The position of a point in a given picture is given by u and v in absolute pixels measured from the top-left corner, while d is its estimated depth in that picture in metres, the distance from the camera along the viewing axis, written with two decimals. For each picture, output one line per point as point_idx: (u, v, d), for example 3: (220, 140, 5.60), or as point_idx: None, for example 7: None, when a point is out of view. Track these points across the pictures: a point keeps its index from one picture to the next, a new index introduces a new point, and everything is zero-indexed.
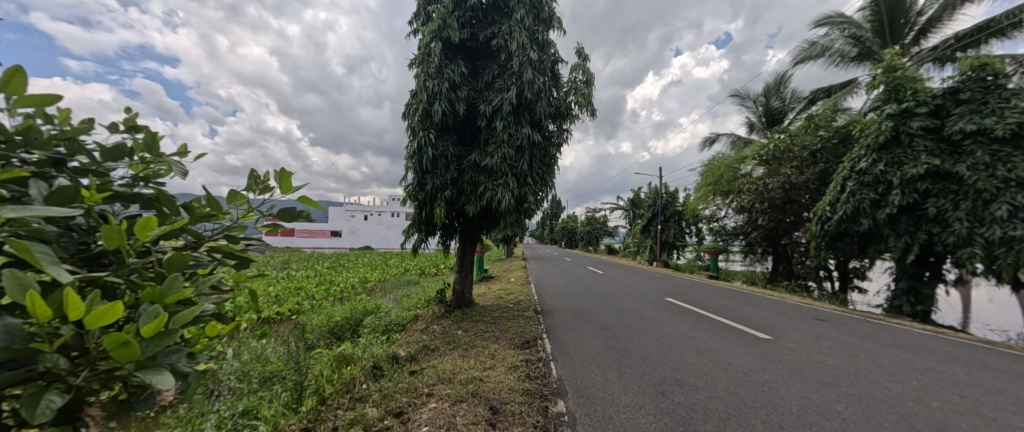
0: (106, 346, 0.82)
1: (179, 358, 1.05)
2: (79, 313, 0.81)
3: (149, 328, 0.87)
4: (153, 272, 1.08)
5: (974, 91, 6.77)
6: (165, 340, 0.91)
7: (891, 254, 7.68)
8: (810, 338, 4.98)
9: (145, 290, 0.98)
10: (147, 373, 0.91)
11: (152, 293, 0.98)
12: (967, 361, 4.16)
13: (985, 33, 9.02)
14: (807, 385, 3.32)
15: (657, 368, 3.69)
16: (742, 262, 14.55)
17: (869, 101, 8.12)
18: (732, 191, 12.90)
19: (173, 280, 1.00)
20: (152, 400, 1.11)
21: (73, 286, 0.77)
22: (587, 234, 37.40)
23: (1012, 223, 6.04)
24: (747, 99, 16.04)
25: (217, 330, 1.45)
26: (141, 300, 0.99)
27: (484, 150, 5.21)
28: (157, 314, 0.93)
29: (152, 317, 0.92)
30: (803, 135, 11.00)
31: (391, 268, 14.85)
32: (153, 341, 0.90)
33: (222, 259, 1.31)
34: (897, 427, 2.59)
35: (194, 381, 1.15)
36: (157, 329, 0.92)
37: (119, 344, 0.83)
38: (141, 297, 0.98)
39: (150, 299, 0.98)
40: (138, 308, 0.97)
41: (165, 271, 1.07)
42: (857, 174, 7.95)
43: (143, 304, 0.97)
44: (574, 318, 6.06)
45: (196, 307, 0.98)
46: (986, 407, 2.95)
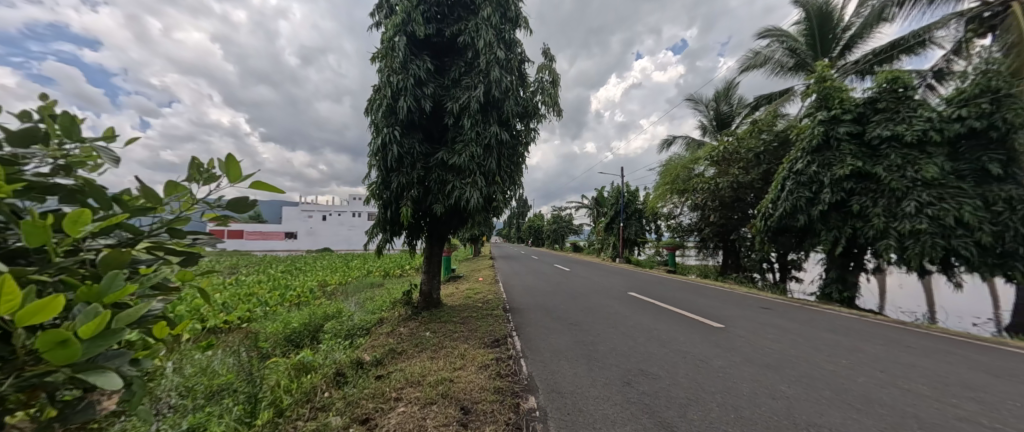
0: (40, 347, 0.73)
1: (124, 362, 0.94)
2: (8, 308, 0.71)
3: (88, 328, 0.78)
4: (87, 271, 0.96)
5: (889, 101, 7.66)
6: (110, 339, 0.82)
7: (823, 247, 8.50)
8: (757, 325, 5.37)
9: (80, 289, 0.88)
10: (88, 376, 0.80)
11: (88, 293, 0.88)
12: (886, 340, 4.70)
13: (897, 50, 10.13)
14: (757, 368, 3.60)
15: (621, 360, 3.81)
16: (697, 257, 15.43)
17: (804, 108, 8.90)
18: (687, 190, 13.67)
19: (113, 277, 0.91)
20: (92, 408, 0.99)
21: (3, 278, 0.68)
22: (553, 232, 38.08)
23: (919, 218, 6.87)
24: (700, 104, 17.04)
25: (163, 333, 1.33)
26: (75, 301, 0.89)
27: (451, 148, 5.14)
28: (97, 313, 0.83)
29: (90, 316, 0.82)
30: (749, 138, 11.87)
31: (351, 271, 14.20)
32: (94, 341, 0.80)
33: (169, 257, 1.20)
34: (831, 401, 2.87)
35: (141, 389, 1.05)
36: (99, 328, 0.82)
37: (56, 344, 0.73)
38: (75, 297, 0.88)
39: (86, 299, 0.88)
40: (72, 309, 0.86)
41: (102, 270, 0.96)
42: (795, 174, 8.70)
43: (79, 303, 0.87)
44: (542, 315, 6.13)
45: (144, 304, 0.89)
46: (902, 379, 3.35)
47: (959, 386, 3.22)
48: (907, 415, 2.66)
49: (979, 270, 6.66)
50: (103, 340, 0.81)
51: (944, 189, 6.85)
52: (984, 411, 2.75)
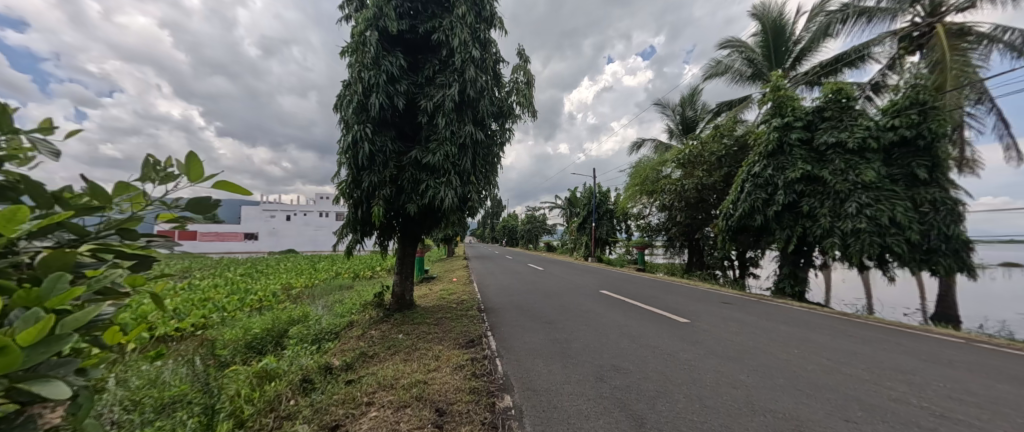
0: None
1: (70, 371, 0.86)
2: None
3: (28, 334, 0.70)
4: (22, 275, 0.87)
5: (834, 111, 8.30)
6: (57, 344, 0.74)
7: (778, 245, 9.08)
8: (720, 319, 5.65)
9: (17, 293, 0.79)
10: (28, 387, 0.72)
11: (27, 297, 0.80)
12: (833, 331, 5.10)
13: (841, 63, 10.93)
14: (720, 359, 3.79)
15: (594, 357, 3.90)
16: (664, 255, 16.00)
17: (761, 115, 9.47)
18: (655, 191, 14.18)
19: (57, 279, 0.83)
20: (30, 425, 0.90)
21: None
22: (527, 232, 38.30)
23: (860, 218, 7.49)
24: (667, 109, 17.71)
25: (111, 342, 1.22)
26: (10, 307, 0.80)
27: (424, 146, 5.05)
28: (39, 319, 0.75)
29: (30, 321, 0.74)
30: (712, 142, 12.48)
31: (318, 273, 13.65)
32: (38, 347, 0.72)
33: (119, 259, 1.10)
34: (786, 388, 3.07)
35: (89, 401, 0.97)
36: (42, 333, 0.74)
37: None
38: (10, 303, 0.79)
39: (24, 304, 0.80)
40: (5, 316, 0.78)
41: (42, 273, 0.87)
42: (753, 177, 9.24)
43: (15, 310, 0.79)
44: (517, 314, 6.16)
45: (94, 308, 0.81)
46: (846, 365, 3.65)
47: (894, 370, 3.55)
48: (850, 397, 2.90)
49: (908, 265, 7.33)
50: (48, 346, 0.74)
51: (882, 192, 7.50)
52: (916, 392, 3.03)
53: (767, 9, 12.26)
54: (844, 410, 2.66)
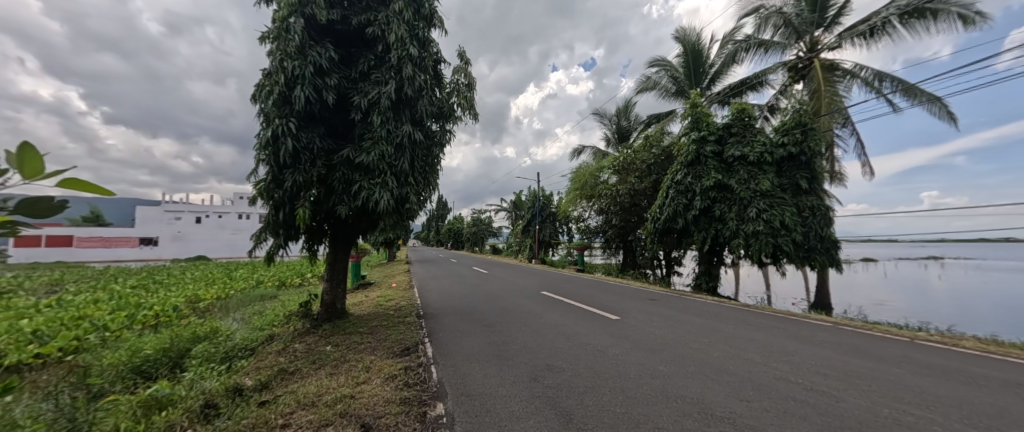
0: None
1: None
2: None
3: None
4: None
5: (739, 128, 9.48)
6: None
7: (696, 245, 10.08)
8: (647, 315, 6.09)
9: None
10: None
11: None
12: (738, 321, 5.77)
13: (745, 86, 12.47)
14: (643, 352, 4.09)
15: (529, 357, 3.96)
16: (602, 256, 16.86)
17: (682, 128, 10.46)
18: (594, 195, 14.95)
19: None
20: None
21: None
22: (472, 235, 38.05)
23: (759, 221, 8.60)
24: (604, 118, 18.80)
25: None
26: None
27: (357, 144, 4.78)
28: None
29: None
30: (642, 151, 13.50)
31: (236, 282, 12.20)
32: None
33: None
34: (695, 375, 3.41)
35: None
36: None
37: None
38: None
39: None
40: None
41: None
42: (675, 184, 10.18)
43: None
44: (457, 318, 6.07)
45: None
46: (745, 351, 4.15)
47: (781, 352, 4.11)
48: (746, 379, 3.30)
49: (794, 262, 8.54)
50: None
51: (776, 200, 8.69)
52: (797, 371, 3.53)
53: (687, 33, 13.61)
54: (741, 391, 3.01)
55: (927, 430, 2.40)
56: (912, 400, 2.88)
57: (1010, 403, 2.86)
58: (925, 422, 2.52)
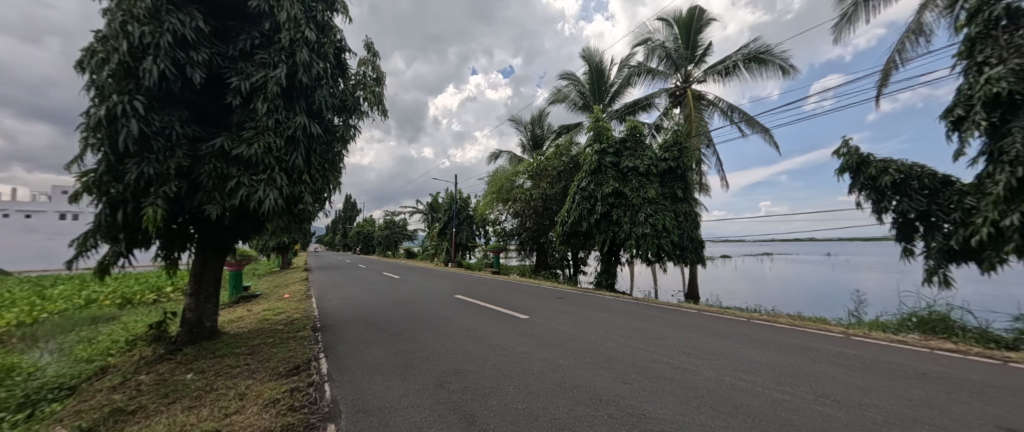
0: None
1: None
2: None
3: None
4: None
5: (631, 143, 10.73)
6: None
7: (598, 246, 11.03)
8: (553, 313, 6.46)
9: None
10: None
11: None
12: (630, 313, 6.47)
13: (637, 106, 14.15)
14: (546, 348, 4.32)
15: (432, 364, 3.84)
16: (517, 258, 17.32)
17: (587, 139, 11.39)
18: (510, 199, 15.38)
19: None
20: None
21: None
22: (384, 238, 35.82)
23: (646, 224, 9.76)
24: (520, 125, 19.49)
25: None
26: None
27: (235, 134, 4.10)
28: None
29: None
30: (553, 158, 14.32)
31: (55, 301, 9.45)
32: None
33: None
34: (590, 365, 3.70)
35: None
36: None
37: None
38: None
39: None
40: None
41: None
42: (581, 190, 11.04)
43: None
44: (360, 328, 5.63)
45: None
46: (632, 340, 4.66)
47: (661, 338, 4.73)
48: (631, 364, 3.70)
49: (674, 260, 9.89)
50: None
51: (660, 206, 10.00)
52: (670, 353, 4.07)
53: (592, 54, 14.95)
54: (625, 376, 3.36)
55: (753, 390, 2.99)
56: (747, 369, 3.54)
57: (806, 363, 3.73)
58: (752, 384, 3.14)
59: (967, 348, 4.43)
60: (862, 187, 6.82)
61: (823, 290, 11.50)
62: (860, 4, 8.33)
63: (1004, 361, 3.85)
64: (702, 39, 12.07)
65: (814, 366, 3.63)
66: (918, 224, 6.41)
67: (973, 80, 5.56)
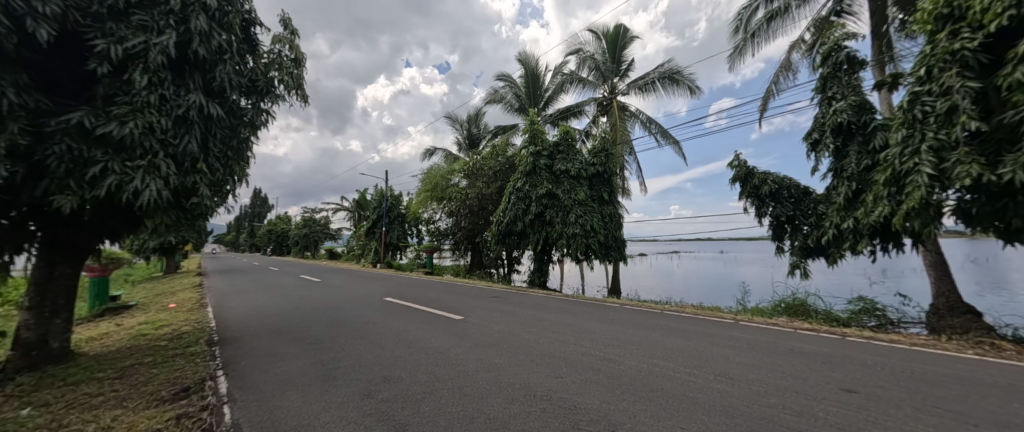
0: None
1: None
2: None
3: None
4: None
5: (563, 147, 11.21)
6: None
7: (532, 246, 11.31)
8: (487, 312, 6.47)
9: None
10: None
11: None
12: (561, 310, 6.75)
13: (569, 113, 14.84)
14: (481, 348, 4.31)
15: (357, 374, 3.57)
16: (452, 258, 17.01)
17: (523, 141, 11.63)
18: (444, 198, 15.12)
19: None
20: None
21: None
22: (303, 238, 32.70)
23: (576, 225, 10.26)
24: (455, 123, 19.22)
25: None
26: None
27: (100, 109, 3.34)
28: None
29: None
30: (490, 158, 14.36)
31: None
32: None
33: None
34: (524, 362, 3.78)
35: None
36: None
37: None
38: None
39: None
40: None
41: None
42: (517, 191, 11.24)
43: None
44: (269, 339, 5.06)
45: None
46: (562, 335, 4.86)
47: (589, 332, 5.00)
48: (563, 359, 3.85)
49: (600, 259, 10.55)
50: None
51: (589, 207, 10.59)
52: (597, 346, 4.33)
53: (528, 58, 15.33)
54: (557, 370, 3.48)
55: (667, 375, 3.30)
56: (663, 356, 3.90)
57: (708, 347, 4.23)
58: (667, 369, 3.47)
59: (820, 327, 5.40)
60: (748, 195, 7.96)
61: (720, 283, 13.22)
62: (749, 40, 9.73)
63: (844, 335, 4.77)
64: (627, 55, 13.09)
65: (715, 349, 4.14)
66: (788, 228, 7.64)
67: (823, 111, 6.85)
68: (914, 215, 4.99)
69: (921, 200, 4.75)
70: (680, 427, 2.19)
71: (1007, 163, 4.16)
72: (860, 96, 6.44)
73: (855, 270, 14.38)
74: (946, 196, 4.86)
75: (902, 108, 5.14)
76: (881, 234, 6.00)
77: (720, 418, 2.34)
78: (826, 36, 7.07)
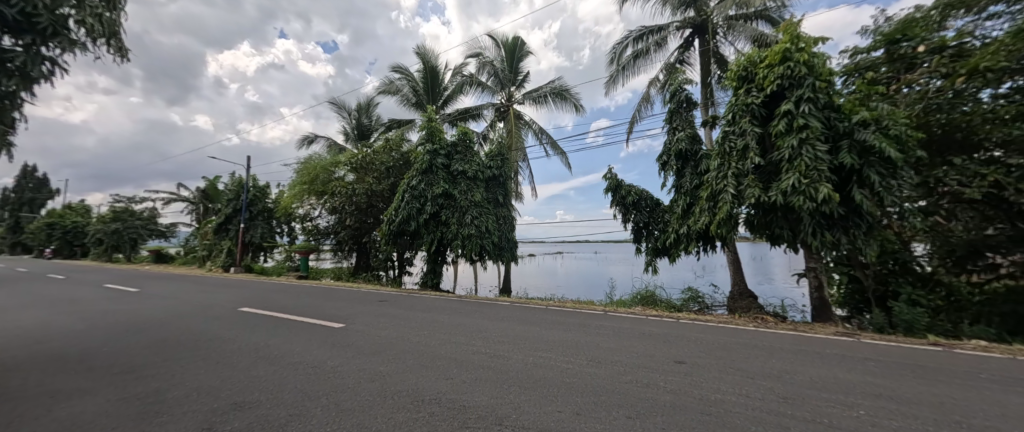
0: None
1: None
2: None
3: None
4: None
5: (462, 148, 11.22)
6: None
7: (425, 247, 10.99)
8: (371, 318, 6.04)
9: None
10: None
11: None
12: (452, 311, 6.74)
13: (468, 114, 14.94)
14: (363, 357, 3.99)
15: (197, 400, 2.91)
16: (332, 259, 15.30)
17: (419, 138, 11.26)
18: (326, 192, 13.69)
19: None
20: None
21: None
22: (119, 236, 25.42)
23: (471, 225, 10.34)
24: (342, 110, 17.53)
25: None
26: None
27: None
28: None
29: None
30: (382, 152, 13.46)
31: None
32: None
33: None
34: (412, 368, 3.62)
35: None
36: None
37: None
38: None
39: None
40: None
41: None
42: (411, 189, 10.81)
43: None
44: (51, 372, 3.75)
45: None
46: (452, 336, 4.84)
47: (478, 331, 5.11)
48: (452, 359, 3.85)
49: (494, 259, 10.83)
50: None
51: (484, 209, 10.79)
52: (485, 344, 4.45)
53: (427, 53, 14.93)
54: (446, 372, 3.45)
55: (548, 364, 3.59)
56: (545, 347, 4.23)
57: (580, 336, 4.74)
58: (547, 359, 3.77)
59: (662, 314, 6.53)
60: (616, 204, 9.19)
61: (594, 279, 15.01)
62: (620, 71, 11.22)
63: (678, 319, 5.89)
64: (523, 66, 13.81)
65: (587, 337, 4.66)
66: (643, 233, 9.06)
67: (670, 138, 8.34)
68: (722, 224, 6.43)
69: (727, 213, 6.18)
70: (558, 411, 2.40)
71: (773, 189, 5.74)
72: (694, 130, 8.07)
73: (689, 266, 17.95)
74: (741, 212, 6.41)
75: (717, 144, 6.66)
76: (703, 238, 7.55)
77: (589, 398, 2.64)
78: (672, 78, 8.64)
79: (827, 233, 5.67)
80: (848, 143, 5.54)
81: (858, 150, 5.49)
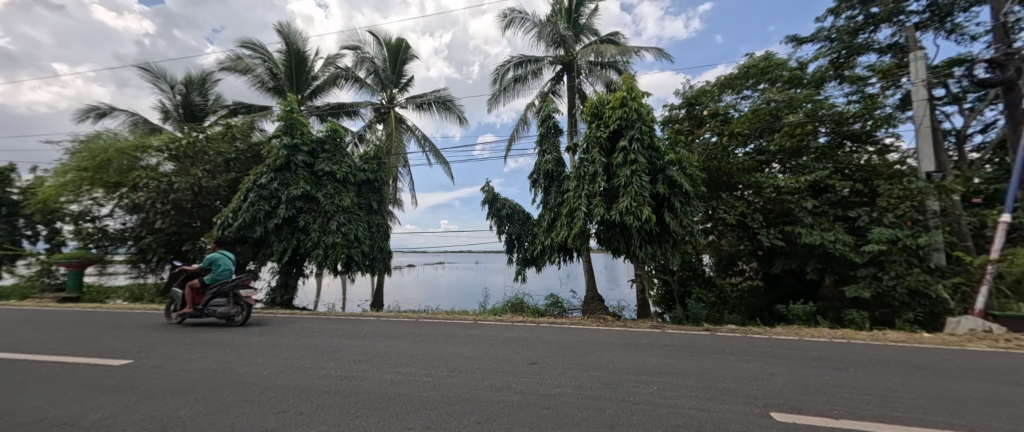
0: None
1: None
2: None
3: None
4: None
5: (330, 146, 10.07)
6: None
7: (273, 256, 9.37)
8: (180, 348, 4.76)
9: None
10: None
11: None
12: (300, 331, 5.87)
13: (342, 111, 13.58)
14: (157, 399, 3.08)
15: None
16: (128, 273, 11.72)
17: (274, 129, 9.69)
18: (122, 184, 10.57)
19: None
20: None
21: None
22: None
23: (335, 233, 9.31)
24: (162, 81, 13.83)
25: None
26: None
27: None
28: None
29: None
30: (220, 140, 11.09)
31: None
32: None
33: None
34: (231, 404, 2.96)
35: None
36: None
37: None
38: None
39: None
40: None
41: None
42: (258, 187, 9.16)
43: None
44: None
45: None
46: (295, 361, 4.19)
47: (329, 352, 4.55)
48: (290, 388, 3.31)
49: (363, 270, 9.96)
50: None
51: (353, 215, 9.84)
52: (337, 365, 4.00)
53: (292, 35, 13.09)
54: (280, 402, 2.95)
55: (406, 380, 3.43)
56: (404, 363, 4.04)
57: (444, 348, 4.69)
58: (405, 376, 3.59)
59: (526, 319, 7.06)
60: (491, 215, 9.63)
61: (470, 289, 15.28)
62: (501, 92, 11.90)
63: (538, 323, 6.44)
64: (407, 70, 13.35)
65: (450, 348, 4.65)
66: (516, 244, 9.73)
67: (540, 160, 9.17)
68: (576, 238, 7.37)
69: (579, 228, 7.11)
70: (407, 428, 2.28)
71: (612, 210, 6.85)
72: (559, 154, 9.07)
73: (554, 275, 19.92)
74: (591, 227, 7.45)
75: (574, 168, 7.58)
76: (563, 249, 8.51)
77: (442, 410, 2.60)
78: (544, 106, 9.55)
79: (647, 247, 7.04)
80: (663, 177, 7.00)
81: (668, 183, 7.00)
